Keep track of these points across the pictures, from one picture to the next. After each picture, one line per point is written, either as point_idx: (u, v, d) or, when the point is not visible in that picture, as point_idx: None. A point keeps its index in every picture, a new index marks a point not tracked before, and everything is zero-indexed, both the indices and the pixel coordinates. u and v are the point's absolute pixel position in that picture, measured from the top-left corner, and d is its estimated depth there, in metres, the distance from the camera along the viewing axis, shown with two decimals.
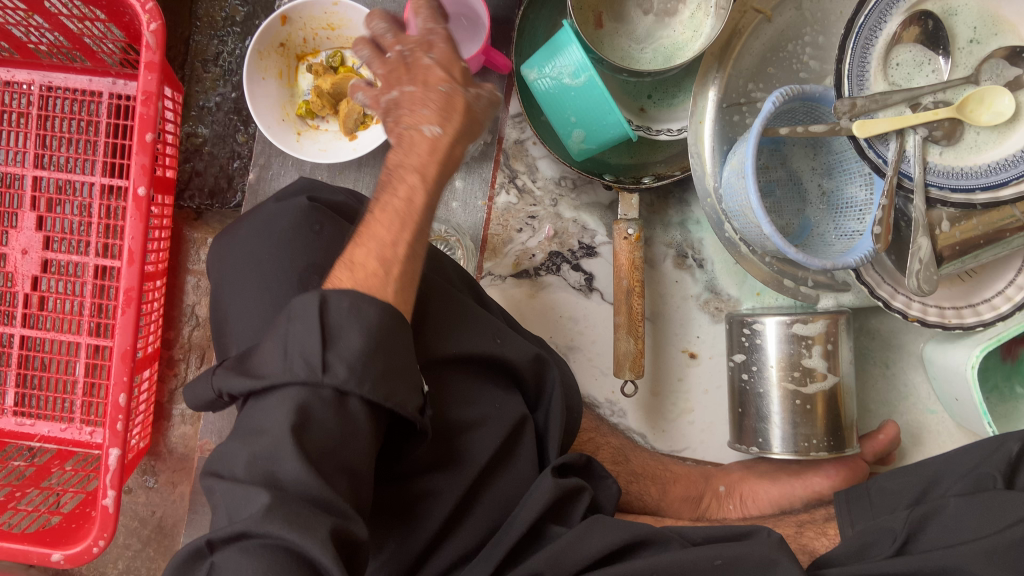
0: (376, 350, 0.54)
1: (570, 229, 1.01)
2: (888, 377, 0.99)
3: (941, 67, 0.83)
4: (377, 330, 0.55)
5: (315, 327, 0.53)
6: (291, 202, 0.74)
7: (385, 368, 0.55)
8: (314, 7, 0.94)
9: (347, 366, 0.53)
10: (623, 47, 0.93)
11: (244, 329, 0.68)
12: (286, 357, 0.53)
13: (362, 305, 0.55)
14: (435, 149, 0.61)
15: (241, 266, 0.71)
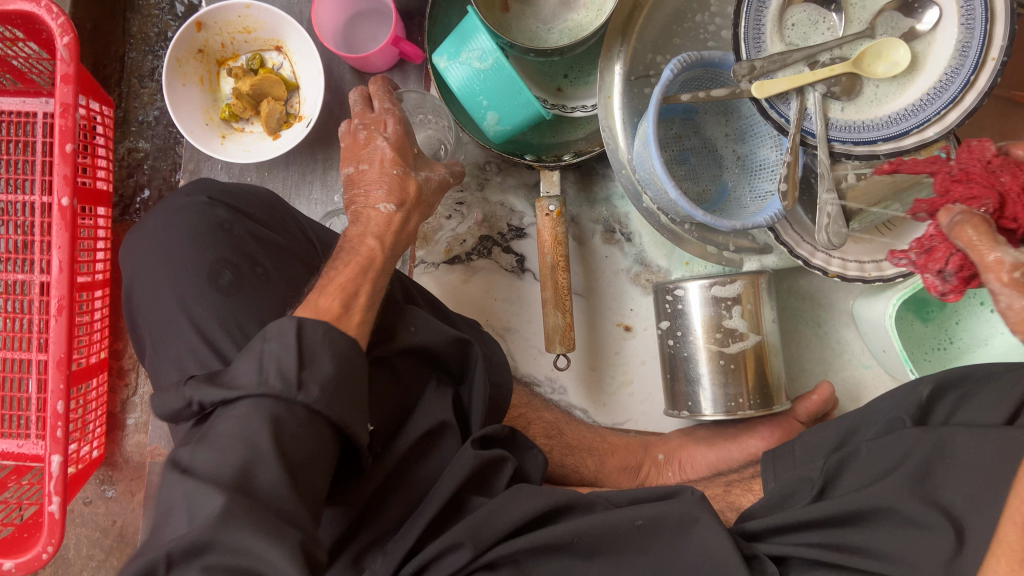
0: (342, 378, 0.59)
1: (499, 212, 1.02)
2: (820, 336, 1.01)
3: (835, 23, 0.85)
4: (340, 354, 0.60)
5: (292, 347, 0.58)
6: (200, 197, 0.76)
7: (348, 396, 0.59)
8: (228, 11, 0.96)
9: (319, 387, 0.57)
10: (531, 28, 0.95)
11: (153, 320, 0.70)
12: (261, 372, 0.57)
13: (334, 336, 0.61)
14: (390, 222, 0.72)
15: (152, 261, 0.72)
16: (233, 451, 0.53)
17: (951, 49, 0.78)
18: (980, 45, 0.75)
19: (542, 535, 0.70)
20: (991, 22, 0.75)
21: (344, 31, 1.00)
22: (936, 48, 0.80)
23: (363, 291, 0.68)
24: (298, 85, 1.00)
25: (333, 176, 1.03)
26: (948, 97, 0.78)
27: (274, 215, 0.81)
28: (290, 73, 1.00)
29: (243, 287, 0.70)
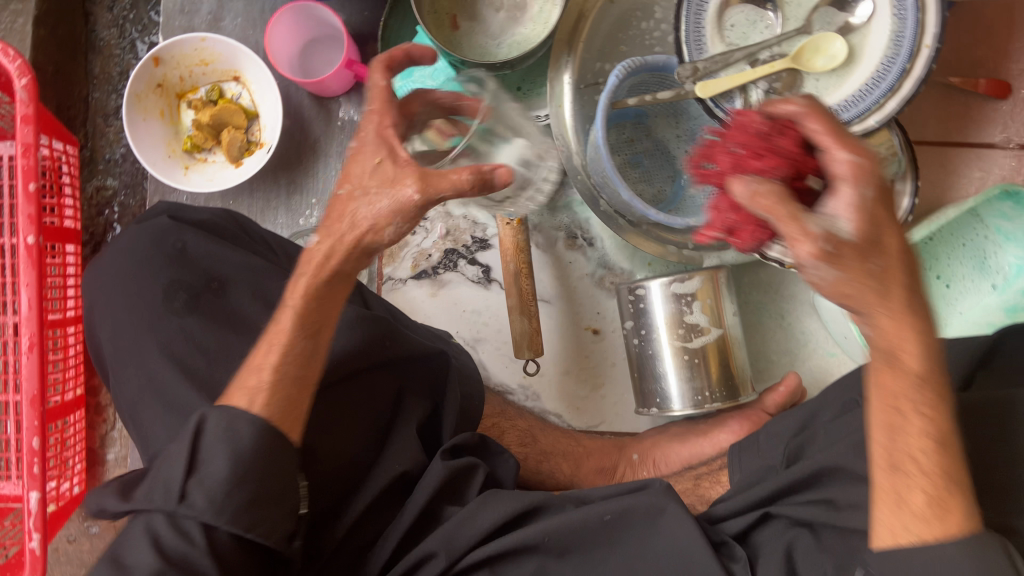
0: (240, 479, 0.57)
1: (461, 225, 1.04)
2: (785, 328, 1.02)
3: (772, 21, 0.88)
4: (240, 453, 0.58)
5: (184, 450, 0.58)
6: (156, 222, 0.80)
7: (254, 489, 0.58)
8: (184, 45, 0.99)
9: (204, 497, 0.56)
10: (480, 44, 0.97)
11: (115, 339, 0.75)
12: (156, 485, 0.59)
13: (237, 429, 0.59)
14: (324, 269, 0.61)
15: (109, 289, 0.77)
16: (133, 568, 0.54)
17: (886, 39, 0.83)
18: (914, 33, 0.80)
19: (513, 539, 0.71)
20: (921, 13, 0.80)
21: (300, 56, 1.02)
22: (871, 39, 0.84)
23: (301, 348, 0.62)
24: (257, 113, 1.02)
25: (297, 199, 1.05)
26: (886, 86, 0.82)
27: (233, 233, 0.84)
28: (249, 102, 1.02)
29: (198, 305, 0.74)
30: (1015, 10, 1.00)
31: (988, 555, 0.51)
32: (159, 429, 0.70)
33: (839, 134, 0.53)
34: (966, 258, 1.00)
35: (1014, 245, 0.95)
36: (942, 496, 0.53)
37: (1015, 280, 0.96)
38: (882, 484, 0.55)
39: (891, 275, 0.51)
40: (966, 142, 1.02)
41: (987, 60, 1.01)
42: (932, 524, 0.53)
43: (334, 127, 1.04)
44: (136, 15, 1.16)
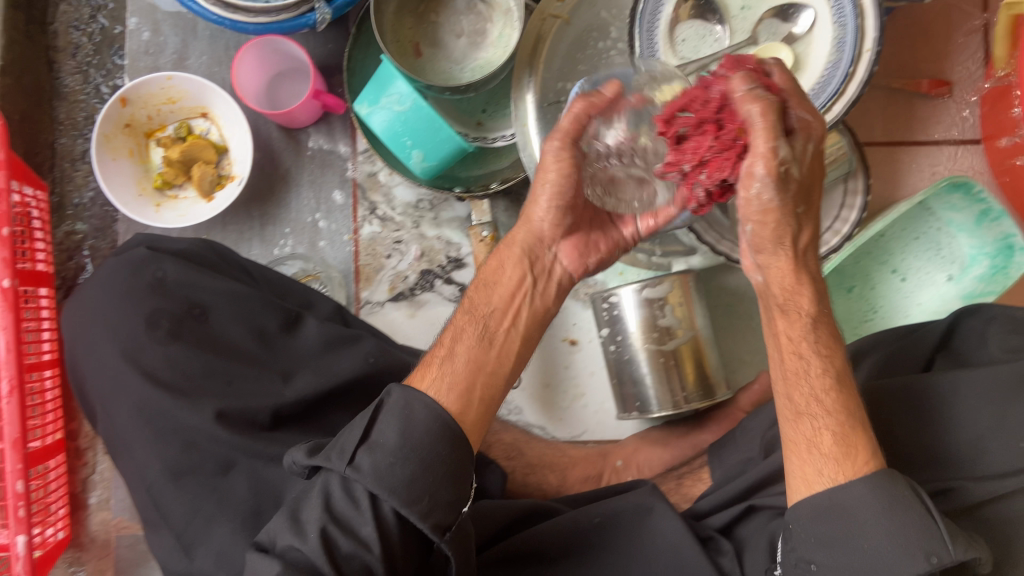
0: (405, 456, 0.58)
1: (436, 246, 1.06)
2: (754, 328, 1.05)
3: (720, 34, 0.93)
4: (411, 429, 0.59)
5: (366, 418, 0.61)
6: (133, 253, 0.81)
7: (420, 469, 0.58)
8: (150, 84, 1.00)
9: (372, 462, 0.58)
10: (444, 69, 1.00)
11: (100, 375, 0.77)
12: (339, 444, 0.61)
13: (413, 409, 0.60)
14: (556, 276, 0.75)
15: (90, 321, 0.79)
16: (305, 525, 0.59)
17: (829, 45, 0.87)
18: (855, 40, 0.84)
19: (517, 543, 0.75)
20: (860, 19, 0.85)
21: (267, 90, 1.04)
22: (814, 47, 0.89)
23: (463, 351, 0.68)
24: (226, 147, 1.04)
25: (271, 229, 1.06)
26: (831, 90, 0.87)
27: (209, 260, 0.85)
28: (218, 137, 1.04)
29: (180, 335, 0.76)
30: (950, 13, 1.06)
31: (890, 485, 0.62)
32: (148, 453, 0.73)
33: (800, 95, 0.59)
34: (920, 250, 1.03)
35: (966, 234, 1.01)
36: (847, 434, 0.64)
37: (970, 268, 1.01)
38: (823, 442, 0.65)
39: (808, 220, 0.63)
40: (913, 140, 1.07)
41: (927, 62, 1.06)
42: (843, 465, 0.64)
43: (304, 157, 1.06)
44: (100, 59, 1.14)
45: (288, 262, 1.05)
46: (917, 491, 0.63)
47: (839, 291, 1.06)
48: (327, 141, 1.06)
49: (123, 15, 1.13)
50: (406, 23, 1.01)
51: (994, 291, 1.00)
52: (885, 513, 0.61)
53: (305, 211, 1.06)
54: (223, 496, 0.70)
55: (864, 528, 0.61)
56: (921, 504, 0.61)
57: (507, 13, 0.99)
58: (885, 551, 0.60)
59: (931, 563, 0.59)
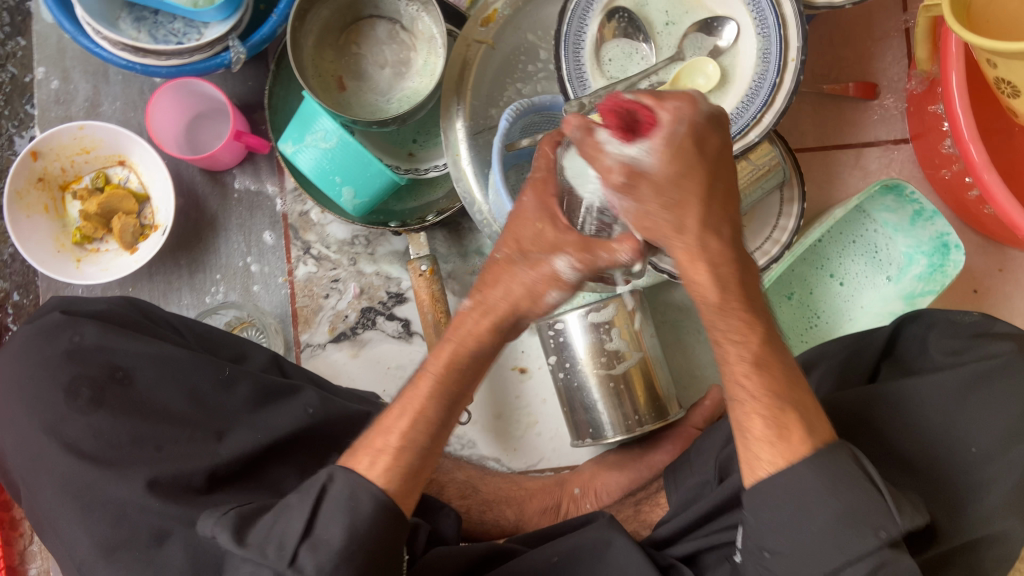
0: (351, 552, 0.57)
1: (375, 282, 1.03)
2: (703, 341, 1.04)
3: (647, 52, 0.92)
4: (357, 525, 0.58)
5: (308, 506, 0.59)
6: (48, 318, 0.77)
7: (365, 563, 0.58)
8: (62, 135, 0.96)
9: (314, 564, 0.56)
10: (370, 101, 0.97)
11: (19, 451, 0.72)
12: (270, 537, 0.58)
13: (358, 500, 0.59)
14: None
15: (6, 397, 0.74)
16: None
17: (754, 56, 0.88)
18: (779, 49, 0.85)
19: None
20: (783, 29, 0.85)
21: (186, 134, 1.01)
22: (740, 59, 0.89)
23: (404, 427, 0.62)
24: (148, 195, 1.00)
25: (200, 277, 1.02)
26: (760, 101, 0.87)
27: (131, 318, 0.81)
28: (138, 184, 1.00)
29: (103, 401, 0.72)
30: (871, 16, 1.07)
31: (833, 456, 0.61)
32: (76, 532, 0.67)
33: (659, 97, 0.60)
34: (858, 254, 1.05)
35: (902, 235, 1.02)
36: (781, 414, 0.62)
37: (908, 268, 1.02)
38: (754, 429, 0.63)
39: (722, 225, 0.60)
40: (845, 142, 1.08)
41: (852, 65, 1.07)
42: (777, 447, 0.62)
43: (231, 200, 1.02)
44: (11, 109, 1.07)
45: (221, 310, 1.01)
46: (863, 461, 0.62)
47: (779, 298, 1.06)
48: (254, 182, 1.02)
49: (31, 62, 1.07)
50: (327, 56, 0.98)
51: (931, 291, 0.99)
52: (828, 490, 0.60)
53: (235, 256, 1.02)
54: (159, 570, 0.65)
55: (810, 506, 0.60)
56: (864, 474, 0.61)
57: (431, 40, 0.97)
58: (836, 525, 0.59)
59: (881, 538, 0.59)
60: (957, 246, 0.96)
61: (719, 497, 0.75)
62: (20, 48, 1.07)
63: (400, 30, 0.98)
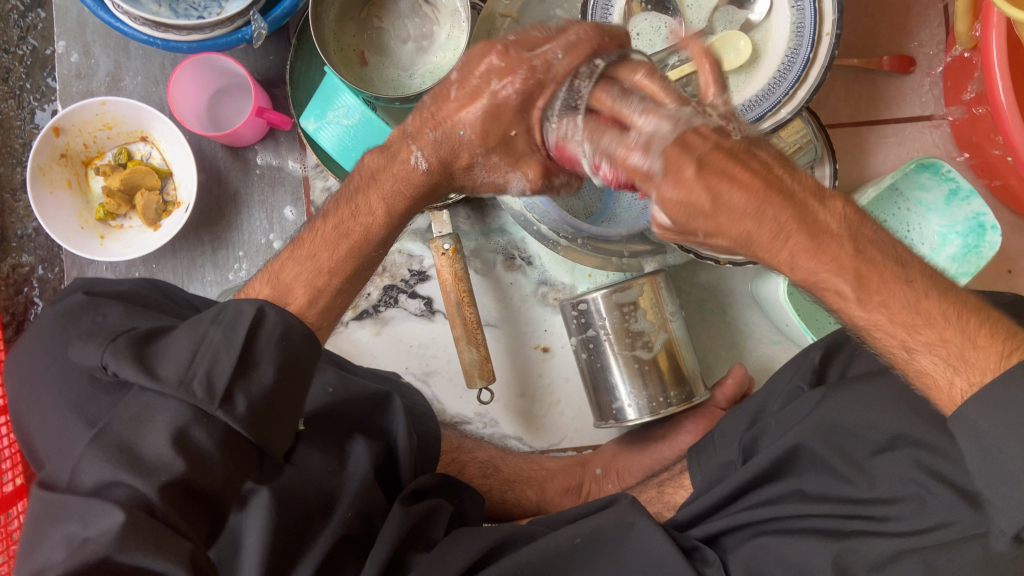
0: (280, 388, 0.60)
1: (398, 260, 1.02)
2: (728, 322, 1.03)
3: (676, 27, 0.89)
4: (288, 360, 0.60)
5: (237, 346, 0.58)
6: (70, 299, 0.77)
7: (278, 409, 0.60)
8: (84, 111, 0.95)
9: (246, 402, 0.57)
10: (393, 77, 0.96)
11: (43, 431, 0.71)
12: (189, 368, 0.57)
13: (291, 331, 0.61)
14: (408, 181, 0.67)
15: (31, 377, 0.74)
16: (155, 427, 0.56)
17: (788, 31, 0.85)
18: (814, 23, 0.83)
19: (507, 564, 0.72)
20: (818, 2, 0.83)
21: (208, 110, 1.00)
22: (773, 33, 0.87)
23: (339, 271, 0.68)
24: (170, 171, 0.99)
25: (223, 254, 1.02)
26: (793, 77, 0.84)
27: (150, 300, 0.81)
28: (161, 160, 1.00)
29: None
30: None
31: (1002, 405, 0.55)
32: None
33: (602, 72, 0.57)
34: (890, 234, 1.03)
35: (936, 214, 0.99)
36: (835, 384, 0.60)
37: (941, 249, 1.00)
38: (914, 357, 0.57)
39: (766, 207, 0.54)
40: (878, 118, 1.05)
41: (887, 38, 1.04)
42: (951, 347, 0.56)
43: (252, 176, 1.02)
44: (33, 83, 1.08)
45: (245, 287, 1.00)
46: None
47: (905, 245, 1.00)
48: (275, 157, 1.02)
49: (52, 35, 1.06)
50: (348, 30, 0.96)
51: (966, 273, 0.97)
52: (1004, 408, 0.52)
53: (258, 233, 1.02)
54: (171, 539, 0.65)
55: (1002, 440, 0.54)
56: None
57: (453, 14, 0.94)
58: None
59: None
60: (994, 226, 0.94)
61: (744, 478, 0.75)
62: (41, 20, 1.06)
63: (422, 3, 0.96)
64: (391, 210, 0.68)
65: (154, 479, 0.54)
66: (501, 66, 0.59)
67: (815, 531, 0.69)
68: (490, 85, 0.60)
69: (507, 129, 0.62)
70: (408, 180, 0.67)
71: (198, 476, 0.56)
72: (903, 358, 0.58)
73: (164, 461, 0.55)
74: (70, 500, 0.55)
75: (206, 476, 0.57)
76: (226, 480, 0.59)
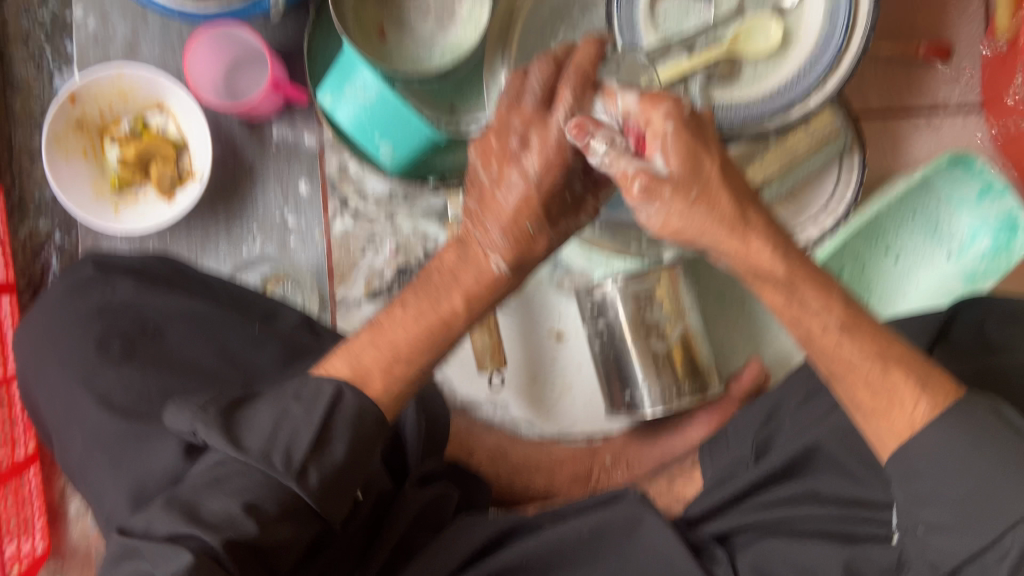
0: (351, 462, 0.57)
1: (412, 241, 1.01)
2: (747, 313, 1.01)
3: (705, 10, 0.86)
4: (363, 438, 0.58)
5: (316, 420, 0.56)
6: (81, 271, 0.77)
7: (344, 485, 0.57)
8: (101, 80, 0.94)
9: (318, 474, 0.55)
10: (411, 53, 0.94)
11: (51, 402, 0.71)
12: (271, 438, 0.55)
13: (365, 414, 0.58)
14: (489, 282, 0.66)
15: (40, 345, 0.74)
16: (232, 488, 0.54)
17: (822, 17, 0.82)
18: (849, 9, 0.79)
19: (513, 555, 0.72)
20: None
21: (226, 81, 0.99)
22: (806, 18, 0.83)
23: (416, 355, 0.64)
24: (186, 143, 0.98)
25: (238, 228, 1.01)
26: (824, 65, 0.81)
27: (164, 275, 0.80)
28: (176, 132, 0.98)
29: (135, 353, 0.71)
30: None
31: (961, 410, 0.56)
32: (106, 486, 0.65)
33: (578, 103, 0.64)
34: (918, 229, 0.98)
35: (967, 210, 0.96)
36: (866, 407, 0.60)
37: (969, 246, 0.97)
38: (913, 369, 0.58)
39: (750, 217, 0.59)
40: (911, 106, 1.01)
41: (924, 24, 1.00)
42: None
43: (269, 151, 1.01)
44: (52, 47, 1.07)
45: (259, 264, 1.01)
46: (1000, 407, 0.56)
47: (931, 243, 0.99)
48: (291, 132, 1.00)
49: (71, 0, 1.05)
50: (368, 4, 0.94)
51: (995, 272, 0.95)
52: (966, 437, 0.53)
53: (273, 208, 1.01)
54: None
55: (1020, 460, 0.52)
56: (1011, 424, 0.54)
57: None
58: (992, 486, 0.54)
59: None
60: None
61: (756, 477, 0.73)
62: None
63: None
64: (467, 297, 0.65)
65: (221, 532, 0.52)
66: (525, 122, 0.65)
67: (824, 534, 0.68)
68: (512, 170, 0.65)
69: (560, 195, 0.66)
70: (485, 283, 0.66)
71: (267, 538, 0.54)
72: (869, 367, 0.58)
73: (233, 519, 0.53)
74: (141, 546, 0.53)
75: (273, 538, 0.54)
76: (278, 550, 0.56)
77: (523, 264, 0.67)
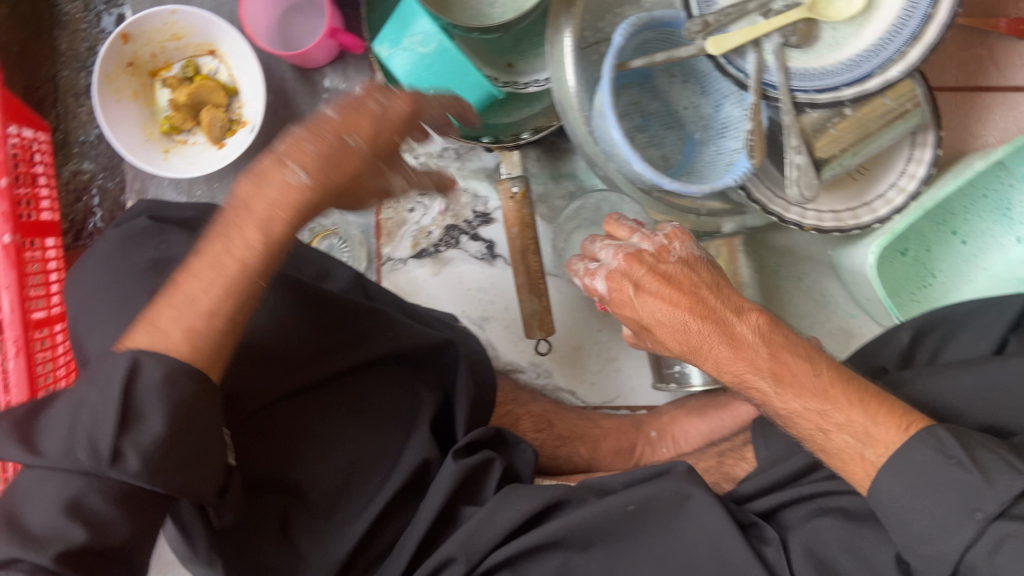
0: (179, 435, 0.52)
1: (462, 200, 1.00)
2: (803, 290, 1.00)
3: None
4: (182, 407, 0.52)
5: (114, 404, 0.50)
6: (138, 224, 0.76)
7: (186, 461, 0.53)
8: (153, 19, 0.92)
9: (138, 459, 0.50)
10: (474, 4, 0.91)
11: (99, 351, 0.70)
12: (70, 434, 0.51)
13: (177, 379, 0.53)
14: (293, 197, 0.56)
15: (92, 297, 0.73)
16: (48, 492, 0.51)
17: None
18: None
19: (556, 529, 0.70)
20: None
21: (279, 26, 0.96)
22: None
23: (220, 302, 0.56)
24: (237, 89, 0.96)
25: None
26: (908, 33, 0.76)
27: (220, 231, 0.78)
28: (227, 77, 0.96)
29: None
30: None
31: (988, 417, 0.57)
32: None
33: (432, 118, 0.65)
34: (989, 209, 0.93)
35: None
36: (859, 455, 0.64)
37: None
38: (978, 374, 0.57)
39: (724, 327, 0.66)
40: (989, 84, 0.97)
41: None
42: None
43: (320, 100, 0.98)
44: None
45: (308, 216, 1.01)
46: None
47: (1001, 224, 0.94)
48: (343, 82, 0.98)
49: None
50: None
51: None
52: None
53: None
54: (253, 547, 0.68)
55: None
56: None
57: None
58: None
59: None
60: None
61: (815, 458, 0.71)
62: None
63: None
64: (267, 235, 0.56)
65: (50, 550, 0.49)
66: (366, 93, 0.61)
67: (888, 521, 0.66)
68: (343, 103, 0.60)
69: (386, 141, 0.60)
70: (285, 201, 0.56)
71: (100, 541, 0.51)
72: (821, 438, 0.64)
73: (57, 530, 0.50)
74: None
75: (106, 541, 0.52)
76: (134, 543, 0.54)
77: (327, 187, 0.57)
